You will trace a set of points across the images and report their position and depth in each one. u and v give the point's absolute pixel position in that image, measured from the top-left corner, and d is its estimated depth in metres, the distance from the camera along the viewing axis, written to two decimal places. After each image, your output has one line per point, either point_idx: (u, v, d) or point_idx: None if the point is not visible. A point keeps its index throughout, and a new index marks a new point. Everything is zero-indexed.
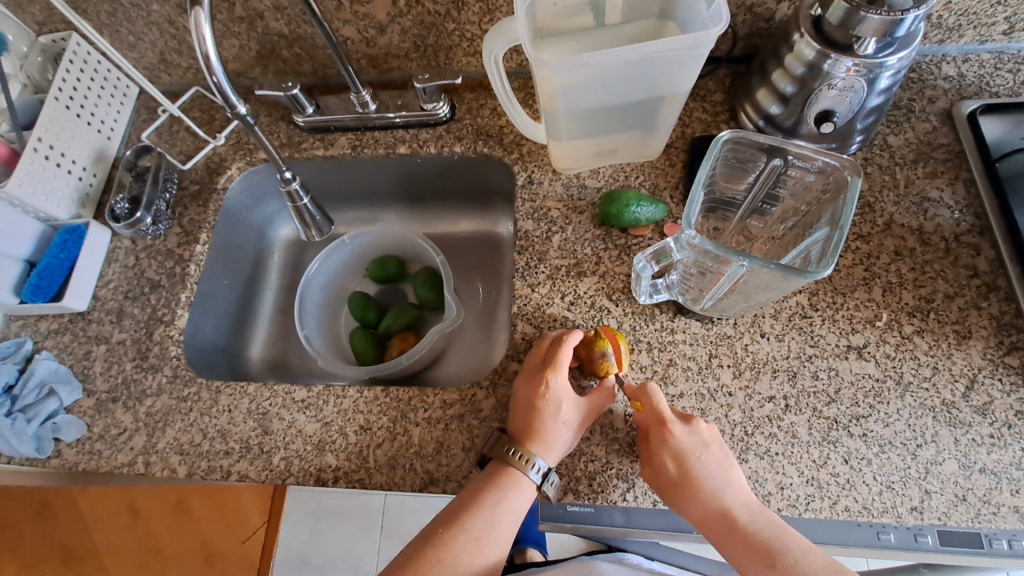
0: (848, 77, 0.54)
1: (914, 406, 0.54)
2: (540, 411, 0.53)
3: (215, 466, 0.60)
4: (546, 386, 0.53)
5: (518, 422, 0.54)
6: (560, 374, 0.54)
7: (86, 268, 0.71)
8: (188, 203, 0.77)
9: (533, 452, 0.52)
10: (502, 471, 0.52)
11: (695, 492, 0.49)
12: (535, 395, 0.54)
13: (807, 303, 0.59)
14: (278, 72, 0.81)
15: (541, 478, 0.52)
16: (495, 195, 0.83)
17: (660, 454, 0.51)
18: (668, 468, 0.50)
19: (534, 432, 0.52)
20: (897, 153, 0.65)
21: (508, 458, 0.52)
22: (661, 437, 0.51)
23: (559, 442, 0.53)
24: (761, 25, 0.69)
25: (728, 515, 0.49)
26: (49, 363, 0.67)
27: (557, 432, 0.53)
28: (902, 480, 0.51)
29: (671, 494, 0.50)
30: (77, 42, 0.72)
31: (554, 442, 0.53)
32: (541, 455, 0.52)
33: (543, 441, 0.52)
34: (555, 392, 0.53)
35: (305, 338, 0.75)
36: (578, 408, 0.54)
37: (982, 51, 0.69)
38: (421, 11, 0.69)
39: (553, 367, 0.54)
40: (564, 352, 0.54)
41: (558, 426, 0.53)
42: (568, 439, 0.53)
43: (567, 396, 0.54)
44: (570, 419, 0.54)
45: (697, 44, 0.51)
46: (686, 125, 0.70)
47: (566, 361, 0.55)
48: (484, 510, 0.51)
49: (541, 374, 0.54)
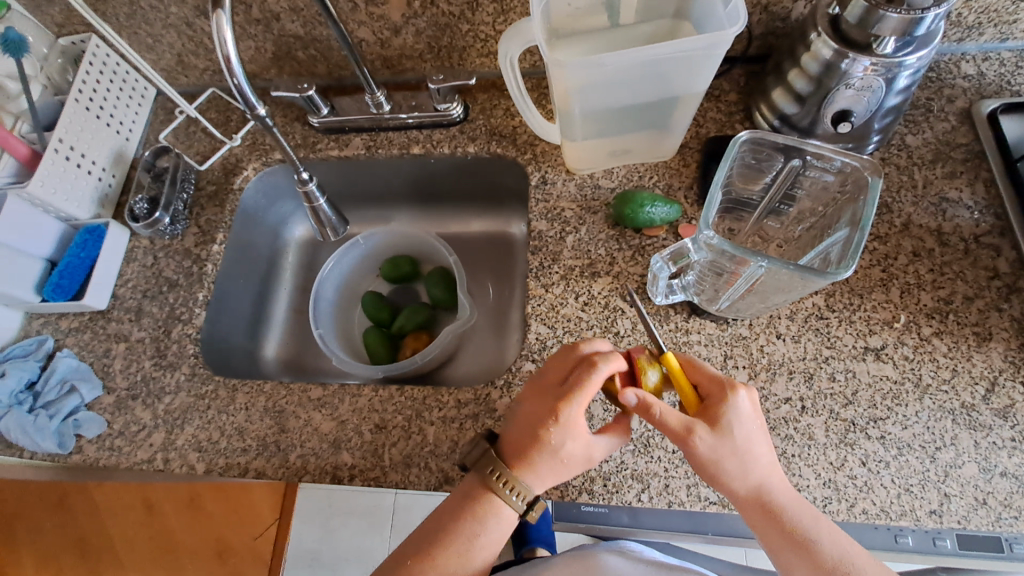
0: (865, 77, 0.54)
1: (933, 408, 0.53)
2: (541, 444, 0.48)
3: (233, 463, 0.61)
4: (555, 422, 0.47)
5: (515, 447, 0.50)
6: (574, 412, 0.47)
7: (106, 267, 0.72)
8: (205, 203, 0.78)
9: (519, 481, 0.49)
10: (481, 495, 0.50)
11: (754, 454, 0.45)
12: (543, 424, 0.48)
13: (823, 304, 0.58)
14: (294, 73, 0.82)
15: (525, 505, 0.50)
16: (508, 196, 0.83)
17: (729, 411, 0.45)
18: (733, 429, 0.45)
19: (530, 463, 0.48)
20: (915, 153, 0.64)
21: (491, 483, 0.49)
22: (728, 392, 0.45)
23: (552, 475, 0.49)
24: (776, 25, 0.68)
25: (772, 483, 0.46)
26: (70, 360, 0.68)
27: (555, 469, 0.49)
28: (921, 483, 0.51)
29: (730, 459, 0.44)
30: (96, 44, 0.73)
31: (545, 475, 0.49)
32: (529, 484, 0.49)
33: (536, 472, 0.49)
34: (567, 429, 0.47)
35: (320, 337, 0.76)
36: (585, 443, 0.49)
37: (1003, 50, 0.69)
38: (436, 12, 0.70)
39: (568, 403, 0.47)
40: (587, 389, 0.47)
41: (557, 463, 0.48)
42: (562, 475, 0.50)
43: (576, 433, 0.48)
44: (571, 458, 0.49)
45: (713, 44, 0.51)
46: (701, 125, 0.70)
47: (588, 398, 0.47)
48: (459, 538, 0.49)
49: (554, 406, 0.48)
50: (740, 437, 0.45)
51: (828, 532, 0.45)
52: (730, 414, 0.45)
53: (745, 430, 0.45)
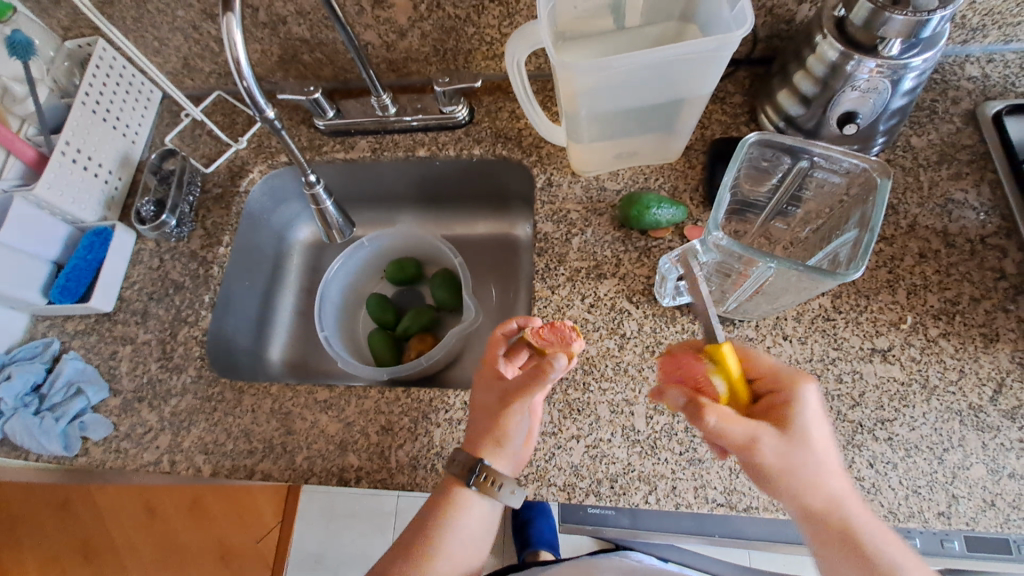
0: (871, 79, 0.54)
1: (940, 410, 0.53)
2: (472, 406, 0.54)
3: (239, 465, 0.61)
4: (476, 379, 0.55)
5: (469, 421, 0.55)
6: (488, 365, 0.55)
7: (112, 269, 0.72)
8: (211, 206, 0.78)
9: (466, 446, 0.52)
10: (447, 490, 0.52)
11: (830, 463, 0.41)
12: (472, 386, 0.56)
13: (830, 305, 0.59)
14: (299, 76, 0.82)
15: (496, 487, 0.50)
16: (513, 198, 0.84)
17: (800, 411, 0.42)
18: (802, 428, 0.41)
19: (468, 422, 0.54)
20: (921, 155, 0.64)
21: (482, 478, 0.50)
22: (799, 388, 0.43)
23: (486, 429, 0.51)
24: (781, 27, 0.69)
25: (843, 495, 0.42)
26: (75, 362, 0.68)
27: (479, 423, 0.52)
28: (929, 485, 0.51)
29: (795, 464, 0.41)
30: (103, 48, 0.74)
31: (482, 431, 0.51)
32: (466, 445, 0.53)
33: (470, 431, 0.53)
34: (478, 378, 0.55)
35: (325, 339, 0.76)
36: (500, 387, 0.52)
37: (1007, 52, 0.69)
38: (441, 15, 0.70)
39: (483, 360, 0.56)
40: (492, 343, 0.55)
41: (484, 414, 0.52)
42: (489, 427, 0.51)
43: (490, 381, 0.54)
44: (489, 405, 0.52)
45: (720, 47, 0.51)
46: (706, 127, 0.70)
47: (495, 351, 0.55)
48: (434, 535, 0.50)
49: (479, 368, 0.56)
50: (814, 435, 0.41)
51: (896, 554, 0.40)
52: (800, 412, 0.42)
53: (817, 436, 0.42)
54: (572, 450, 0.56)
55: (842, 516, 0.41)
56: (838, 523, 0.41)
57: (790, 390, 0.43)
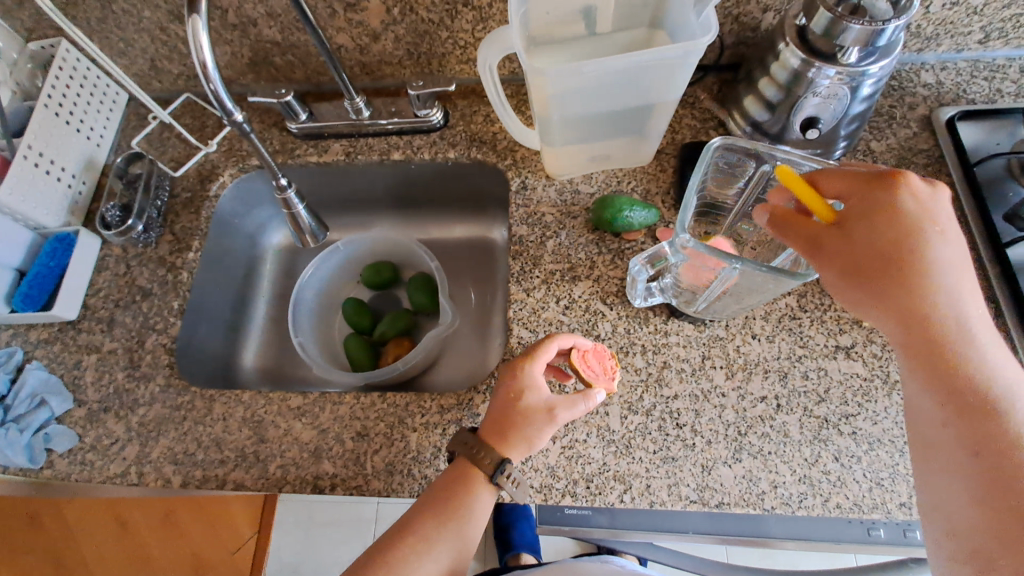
0: (831, 85, 0.56)
1: (901, 404, 0.55)
2: (506, 404, 0.53)
3: (210, 475, 0.59)
4: (518, 376, 0.54)
5: (491, 416, 0.54)
6: (534, 366, 0.54)
7: (77, 276, 0.70)
8: (180, 210, 0.76)
9: (492, 446, 0.52)
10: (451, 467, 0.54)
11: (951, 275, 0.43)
12: (505, 382, 0.54)
13: (796, 304, 0.60)
14: (271, 79, 0.81)
15: (495, 470, 0.52)
16: (489, 201, 0.84)
17: (907, 217, 0.43)
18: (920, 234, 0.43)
19: (495, 421, 0.53)
20: (880, 159, 0.67)
21: (471, 457, 0.52)
22: (885, 190, 0.44)
23: (522, 435, 0.52)
24: (747, 34, 0.70)
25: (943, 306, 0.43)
26: (39, 372, 0.66)
27: (515, 424, 0.52)
28: (891, 476, 0.53)
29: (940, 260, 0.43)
30: (66, 48, 0.71)
31: (515, 434, 0.52)
32: (494, 444, 0.52)
33: (500, 431, 0.52)
34: (524, 379, 0.54)
35: (300, 345, 0.75)
36: (548, 400, 0.53)
37: (959, 60, 0.72)
38: (414, 19, 0.70)
39: (531, 358, 0.55)
40: (545, 347, 0.55)
41: (523, 420, 0.52)
42: (531, 436, 0.52)
43: (535, 388, 0.54)
44: (533, 414, 0.53)
45: (686, 53, 0.52)
46: (676, 131, 0.72)
47: (545, 355, 0.55)
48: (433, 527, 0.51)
49: (517, 365, 0.55)
50: (937, 245, 0.43)
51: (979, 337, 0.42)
52: (900, 205, 0.43)
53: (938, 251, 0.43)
54: (549, 451, 0.56)
55: (952, 321, 0.42)
56: (935, 335, 0.42)
57: (869, 197, 0.44)
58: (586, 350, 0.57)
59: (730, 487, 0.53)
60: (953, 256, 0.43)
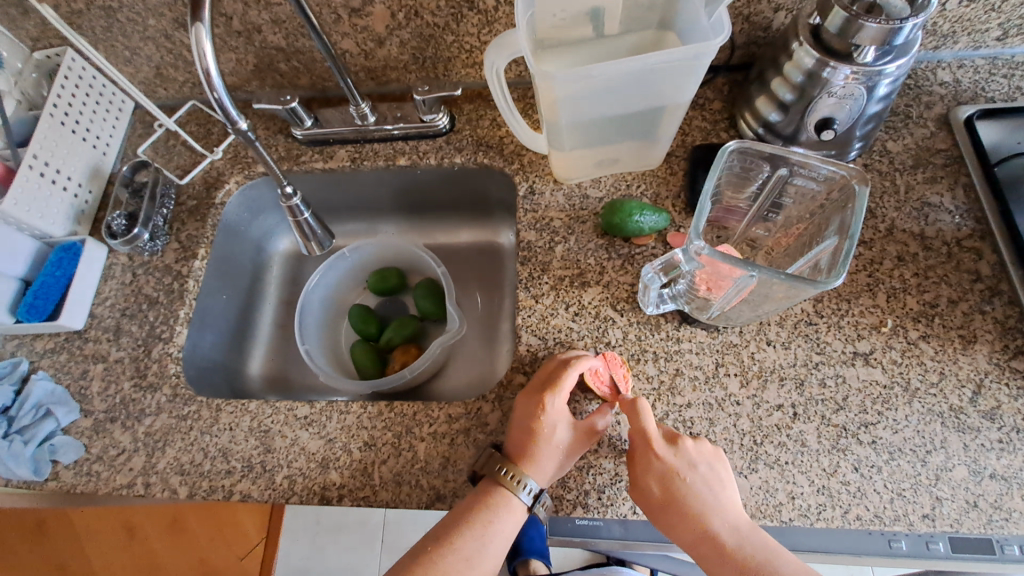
0: (846, 86, 0.54)
1: (922, 412, 0.54)
2: (535, 436, 0.53)
3: (217, 486, 0.59)
4: (543, 408, 0.53)
5: (515, 444, 0.54)
6: (559, 398, 0.53)
7: (83, 286, 0.70)
8: (186, 218, 0.76)
9: (524, 472, 0.52)
10: (493, 489, 0.53)
11: (698, 476, 0.50)
12: (532, 416, 0.53)
13: (812, 310, 0.59)
14: (277, 85, 0.81)
15: (532, 499, 0.53)
16: (495, 206, 0.83)
17: (659, 460, 0.50)
18: (663, 490, 0.50)
19: (530, 455, 0.52)
20: (896, 159, 0.65)
21: (497, 476, 0.52)
22: (655, 458, 0.51)
23: (551, 464, 0.53)
24: (758, 34, 0.69)
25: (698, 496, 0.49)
26: (45, 383, 0.65)
27: (542, 456, 0.53)
28: (913, 487, 0.51)
29: (691, 494, 0.49)
30: (72, 57, 0.71)
31: (545, 465, 0.53)
32: (532, 476, 0.53)
33: (539, 465, 0.52)
34: (552, 415, 0.53)
35: (306, 353, 0.74)
36: (575, 430, 0.54)
37: (976, 57, 0.70)
38: (419, 24, 0.69)
39: (553, 390, 0.54)
40: (567, 377, 0.54)
41: (552, 450, 0.53)
42: (566, 463, 0.53)
43: (562, 419, 0.54)
44: (565, 443, 0.53)
45: (698, 55, 0.51)
46: (686, 133, 0.70)
47: (568, 385, 0.54)
48: (479, 539, 0.51)
49: (540, 396, 0.54)
50: (675, 484, 0.49)
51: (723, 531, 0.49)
52: (665, 486, 0.50)
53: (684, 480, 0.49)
54: None
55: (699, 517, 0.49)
56: (707, 537, 0.49)
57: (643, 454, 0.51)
58: (601, 367, 0.57)
59: (745, 499, 0.52)
60: (709, 491, 0.49)
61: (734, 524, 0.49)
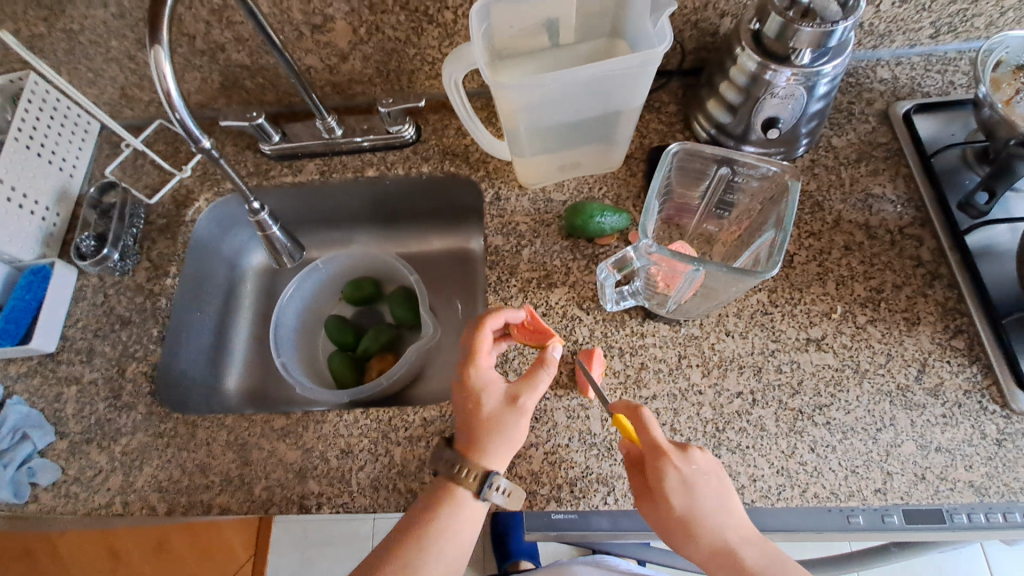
0: (788, 86, 0.57)
1: (871, 392, 0.57)
2: (467, 411, 0.53)
3: (196, 501, 0.59)
4: (467, 378, 0.54)
5: (457, 430, 0.54)
6: (478, 363, 0.55)
7: (54, 309, 0.70)
8: (156, 236, 0.76)
9: (468, 453, 0.52)
10: (445, 486, 0.52)
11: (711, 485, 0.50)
12: (460, 390, 0.54)
13: (767, 300, 0.62)
14: (243, 102, 0.82)
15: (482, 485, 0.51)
16: (465, 212, 0.85)
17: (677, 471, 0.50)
18: (685, 505, 0.49)
19: (470, 434, 0.52)
20: (841, 154, 0.69)
21: (456, 477, 0.51)
22: (672, 468, 0.49)
23: (497, 436, 0.52)
24: (707, 39, 0.72)
25: (715, 506, 0.50)
26: (20, 407, 0.65)
27: (481, 430, 0.52)
28: (866, 463, 0.54)
29: (708, 508, 0.49)
30: (34, 81, 0.71)
31: (489, 439, 0.52)
32: (480, 457, 0.52)
33: (481, 442, 0.52)
34: (477, 381, 0.54)
35: (283, 365, 0.76)
36: (510, 393, 0.54)
37: (912, 55, 0.74)
38: (381, 38, 0.71)
39: (472, 357, 0.55)
40: (482, 340, 0.55)
41: (491, 420, 0.52)
42: (510, 430, 0.52)
43: (491, 382, 0.54)
44: (502, 408, 0.53)
45: (644, 62, 0.54)
46: (644, 136, 0.73)
47: (486, 349, 0.56)
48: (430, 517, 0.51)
49: (463, 366, 0.55)
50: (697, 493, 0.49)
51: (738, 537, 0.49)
52: (683, 496, 0.49)
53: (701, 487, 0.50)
54: (532, 458, 0.57)
55: (716, 525, 0.49)
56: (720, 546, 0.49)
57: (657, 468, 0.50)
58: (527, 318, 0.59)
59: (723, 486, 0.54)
60: (719, 498, 0.50)
61: (745, 531, 0.50)
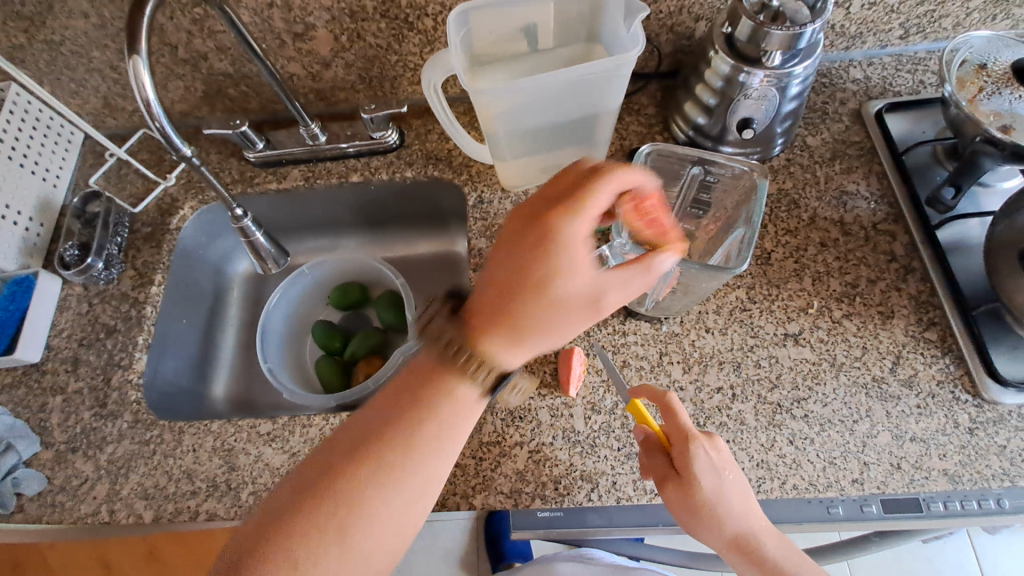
0: (760, 88, 0.59)
1: (848, 385, 0.58)
2: (525, 281, 0.44)
3: (183, 507, 0.59)
4: (556, 233, 0.43)
5: (490, 296, 0.46)
6: (580, 222, 0.44)
7: (38, 319, 0.70)
8: (141, 245, 0.76)
9: (487, 340, 0.46)
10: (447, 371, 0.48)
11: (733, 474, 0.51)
12: (533, 250, 0.44)
13: (745, 297, 0.63)
14: (227, 110, 0.82)
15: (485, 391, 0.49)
16: (449, 216, 0.86)
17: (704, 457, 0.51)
18: (712, 491, 0.50)
19: (506, 310, 0.45)
20: (816, 153, 0.70)
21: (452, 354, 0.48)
22: (700, 454, 0.51)
23: (542, 322, 0.44)
24: (683, 43, 0.74)
25: (738, 494, 0.51)
26: (4, 418, 0.65)
27: (523, 309, 0.44)
28: (843, 454, 0.55)
29: (730, 496, 0.50)
30: (16, 91, 0.71)
31: (528, 320, 0.44)
32: (499, 347, 0.46)
33: (514, 321, 0.45)
34: (563, 250, 0.43)
35: (269, 370, 0.76)
36: (592, 285, 0.44)
37: (884, 55, 0.76)
38: (363, 45, 0.72)
39: (577, 212, 0.44)
40: (597, 198, 0.44)
41: (549, 310, 0.44)
42: (559, 323, 0.45)
43: (581, 257, 0.44)
44: (570, 300, 0.44)
45: (619, 65, 0.55)
46: (623, 138, 0.74)
47: (596, 210, 0.44)
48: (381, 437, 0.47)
49: (557, 217, 0.44)
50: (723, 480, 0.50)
51: (754, 526, 0.51)
52: (709, 482, 0.50)
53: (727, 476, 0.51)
54: (517, 457, 0.57)
55: (736, 514, 0.51)
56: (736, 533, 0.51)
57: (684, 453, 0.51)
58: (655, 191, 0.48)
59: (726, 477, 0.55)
60: (739, 487, 0.51)
61: (760, 520, 0.51)
